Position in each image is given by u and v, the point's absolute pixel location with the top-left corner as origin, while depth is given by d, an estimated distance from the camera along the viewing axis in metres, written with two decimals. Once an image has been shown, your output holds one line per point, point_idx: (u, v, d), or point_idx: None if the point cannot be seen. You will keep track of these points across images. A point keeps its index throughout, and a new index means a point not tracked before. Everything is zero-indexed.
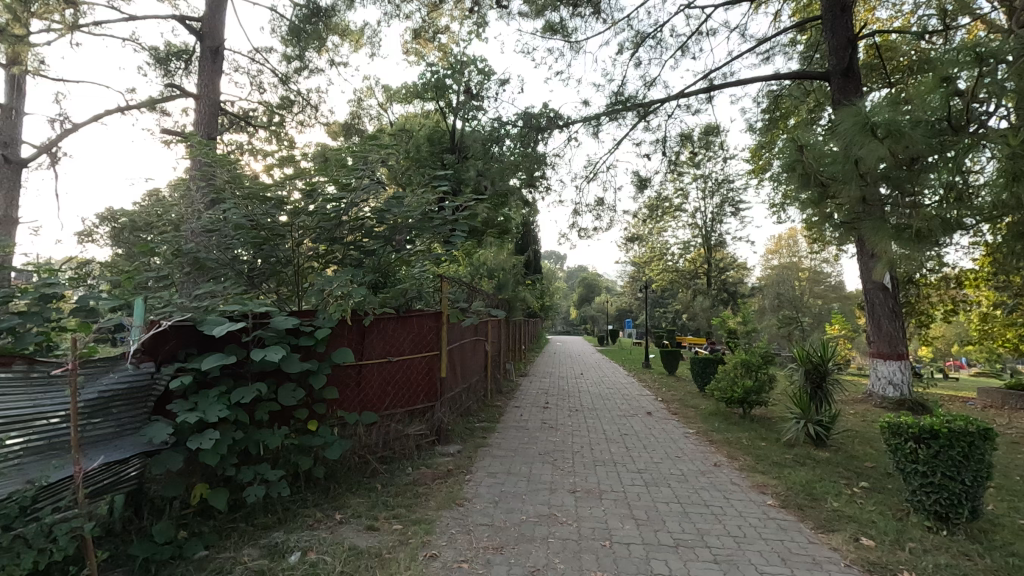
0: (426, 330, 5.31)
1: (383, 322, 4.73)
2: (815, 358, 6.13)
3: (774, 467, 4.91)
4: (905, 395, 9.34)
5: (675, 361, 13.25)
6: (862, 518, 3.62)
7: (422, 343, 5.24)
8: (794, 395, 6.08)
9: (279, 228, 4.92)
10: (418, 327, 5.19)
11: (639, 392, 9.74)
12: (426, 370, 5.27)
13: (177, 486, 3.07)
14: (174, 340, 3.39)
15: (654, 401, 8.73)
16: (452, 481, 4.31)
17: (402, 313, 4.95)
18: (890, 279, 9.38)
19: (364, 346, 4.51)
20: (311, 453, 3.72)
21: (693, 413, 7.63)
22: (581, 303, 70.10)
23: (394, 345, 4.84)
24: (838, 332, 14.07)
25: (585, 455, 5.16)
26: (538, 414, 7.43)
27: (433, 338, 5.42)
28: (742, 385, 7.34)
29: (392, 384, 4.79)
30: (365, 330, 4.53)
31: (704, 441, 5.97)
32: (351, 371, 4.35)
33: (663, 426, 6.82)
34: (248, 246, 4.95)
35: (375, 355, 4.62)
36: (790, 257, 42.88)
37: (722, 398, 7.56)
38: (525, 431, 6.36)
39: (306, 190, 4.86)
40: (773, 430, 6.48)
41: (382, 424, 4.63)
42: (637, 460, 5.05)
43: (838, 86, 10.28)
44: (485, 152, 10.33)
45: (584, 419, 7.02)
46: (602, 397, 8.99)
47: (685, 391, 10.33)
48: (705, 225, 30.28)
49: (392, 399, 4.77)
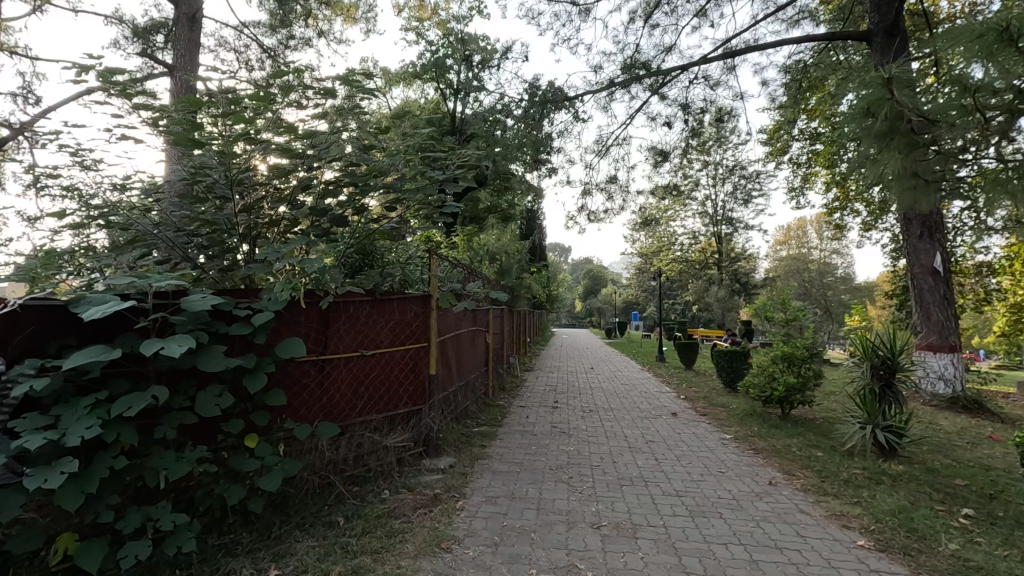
0: (411, 318, 4.32)
1: (354, 306, 3.74)
2: (882, 351, 5.09)
3: (848, 488, 3.90)
4: (958, 391, 8.32)
5: (693, 354, 12.22)
6: (1000, 572, 2.62)
7: (406, 332, 4.26)
8: (855, 395, 5.06)
9: (227, 192, 3.93)
10: (402, 313, 4.21)
11: (658, 389, 8.73)
12: (412, 366, 4.30)
13: (23, 541, 2.09)
14: (42, 328, 2.37)
15: (677, 400, 7.72)
16: (440, 511, 3.33)
17: (380, 295, 3.97)
18: (942, 262, 8.35)
19: (328, 337, 3.54)
20: (244, 482, 2.75)
21: (725, 414, 6.62)
22: (587, 296, 69.01)
23: (369, 337, 3.86)
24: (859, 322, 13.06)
25: (609, 472, 4.16)
26: (546, 415, 6.43)
27: (421, 327, 4.44)
28: (783, 383, 6.32)
29: (364, 384, 3.80)
30: (329, 317, 3.55)
31: (747, 451, 4.97)
32: (307, 369, 3.37)
33: (694, 430, 5.82)
34: (188, 215, 3.96)
35: (344, 348, 3.64)
36: (801, 248, 41.71)
37: (758, 396, 6.56)
38: (532, 437, 5.37)
39: (259, 144, 3.87)
40: (825, 436, 5.47)
41: (351, 436, 3.64)
42: (674, 479, 4.03)
43: (879, 50, 9.19)
44: (487, 125, 9.30)
45: (601, 422, 6.01)
46: (618, 396, 7.96)
47: (709, 387, 9.32)
48: (716, 214, 29.18)
49: (366, 404, 3.81)
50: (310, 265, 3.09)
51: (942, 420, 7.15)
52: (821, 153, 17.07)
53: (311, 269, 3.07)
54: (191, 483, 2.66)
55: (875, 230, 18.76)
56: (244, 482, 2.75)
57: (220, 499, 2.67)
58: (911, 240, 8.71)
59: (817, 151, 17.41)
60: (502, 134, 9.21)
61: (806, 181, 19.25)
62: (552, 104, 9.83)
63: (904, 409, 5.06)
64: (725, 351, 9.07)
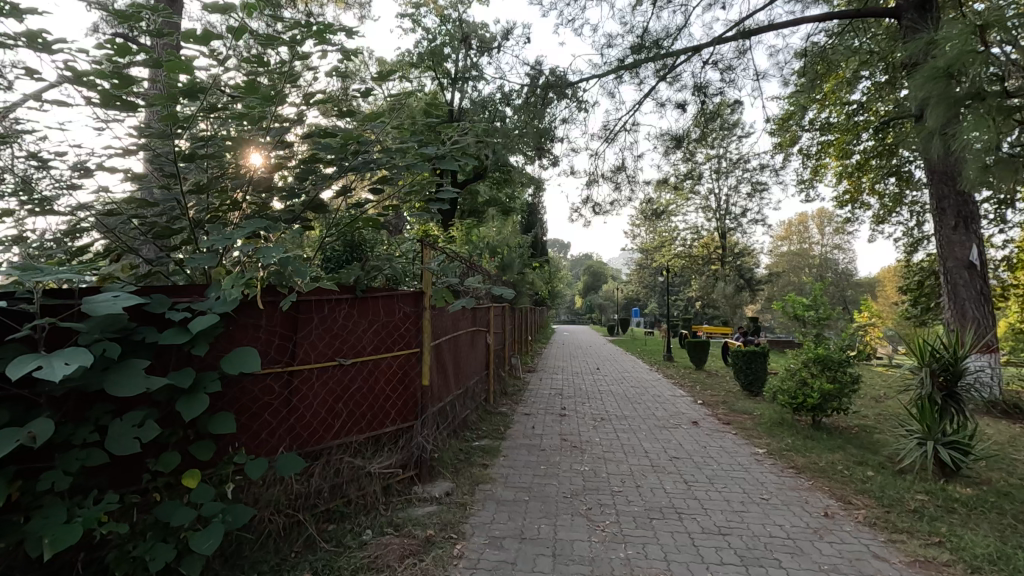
0: (401, 319, 3.68)
1: (329, 306, 3.11)
2: (942, 355, 4.44)
3: (921, 522, 3.27)
4: (997, 394, 7.69)
5: (704, 354, 11.60)
6: None
7: (395, 335, 3.61)
8: (912, 405, 4.42)
9: (178, 169, 3.26)
10: (389, 313, 3.57)
11: (672, 393, 8.10)
12: (402, 374, 3.66)
13: None
14: None
15: (694, 405, 7.10)
16: (432, 560, 2.70)
17: (362, 293, 3.33)
18: (979, 256, 7.71)
19: (296, 343, 2.91)
20: (177, 536, 2.13)
21: (752, 423, 6.00)
22: (586, 292, 68.43)
23: (348, 343, 3.23)
24: (875, 319, 12.46)
25: (635, 502, 3.52)
26: (554, 425, 5.80)
27: (412, 330, 3.80)
28: (818, 389, 5.68)
29: (342, 400, 3.17)
30: (297, 320, 2.91)
31: (787, 470, 4.34)
32: (268, 383, 2.74)
33: (721, 443, 5.19)
34: (131, 196, 3.29)
35: (316, 357, 3.01)
36: (802, 244, 41.11)
37: (789, 403, 5.91)
38: (539, 452, 4.75)
39: (215, 110, 3.20)
40: (871, 452, 4.84)
41: (324, 464, 3.02)
42: (712, 510, 3.41)
43: (907, 27, 8.55)
44: (487, 109, 8.63)
45: (616, 434, 5.38)
46: (630, 401, 7.32)
47: (725, 390, 8.70)
48: (719, 209, 28.61)
49: (343, 422, 3.19)
50: (267, 254, 2.44)
51: (985, 427, 6.53)
52: (833, 143, 16.45)
53: (268, 259, 2.42)
54: (101, 540, 2.03)
55: (887, 223, 18.13)
56: (176, 536, 2.13)
57: (142, 562, 2.04)
58: (944, 232, 8.06)
59: (828, 142, 16.75)
60: (504, 119, 8.54)
61: (815, 173, 18.61)
62: (555, 87, 9.16)
63: (968, 422, 4.41)
64: (743, 352, 8.44)
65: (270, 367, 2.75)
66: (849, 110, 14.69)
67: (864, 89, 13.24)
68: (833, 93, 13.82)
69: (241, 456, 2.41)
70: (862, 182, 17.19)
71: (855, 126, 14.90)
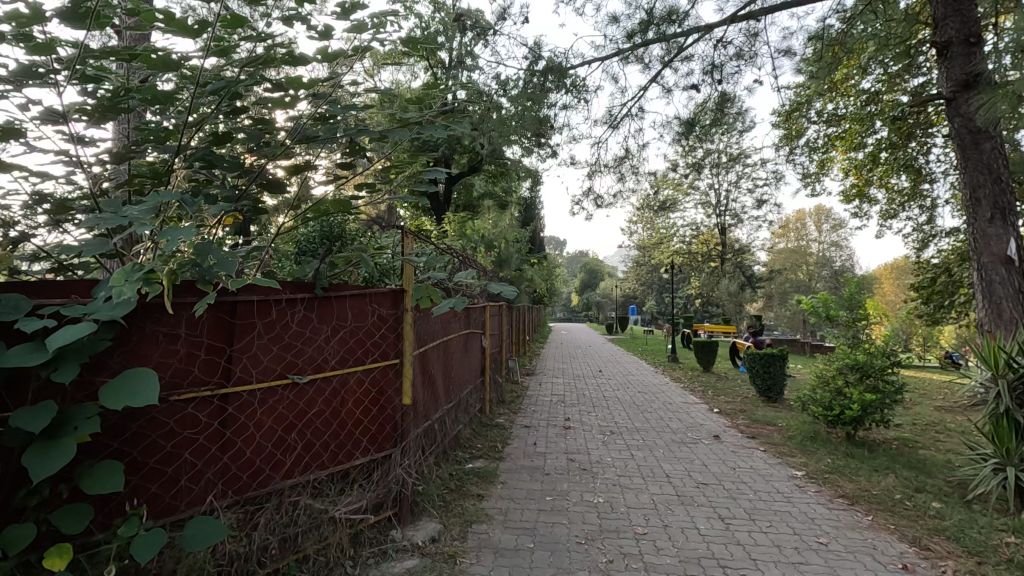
0: (376, 323, 2.98)
1: (276, 310, 2.42)
2: (1018, 365, 3.77)
3: None
4: None
5: (712, 355, 10.93)
6: None
7: (367, 344, 2.92)
8: (985, 423, 3.75)
9: (87, 134, 2.55)
10: (359, 317, 2.87)
11: (684, 400, 7.43)
12: (377, 390, 2.97)
13: None
14: None
15: (711, 415, 6.43)
16: None
17: (323, 291, 2.65)
18: (1019, 251, 7.09)
19: (229, 359, 2.22)
20: None
21: (781, 437, 5.33)
22: (582, 290, 67.77)
23: (305, 355, 2.55)
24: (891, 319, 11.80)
25: (666, 551, 2.84)
26: (558, 440, 5.13)
27: (390, 337, 3.09)
28: (857, 400, 5.00)
29: (295, 428, 2.50)
30: (231, 327, 2.23)
31: (837, 501, 3.67)
32: (189, 413, 2.07)
33: (750, 463, 4.52)
34: (29, 167, 2.57)
35: (259, 375, 2.34)
36: (799, 242, 40.35)
37: (823, 415, 5.25)
38: (544, 476, 4.07)
39: (134, 56, 2.48)
40: (926, 476, 4.18)
41: (271, 512, 2.36)
42: (763, 563, 2.73)
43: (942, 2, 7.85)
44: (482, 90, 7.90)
45: (630, 452, 4.71)
46: (640, 410, 6.64)
47: (740, 396, 8.04)
48: (719, 205, 27.94)
49: (297, 457, 2.51)
50: (172, 238, 1.73)
51: None
52: (843, 136, 15.80)
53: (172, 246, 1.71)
54: None
55: (896, 219, 17.50)
56: None
57: None
58: (980, 224, 7.42)
59: (836, 134, 16.10)
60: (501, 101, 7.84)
61: (821, 167, 17.98)
62: (557, 68, 8.46)
63: None
64: (759, 354, 7.78)
65: (190, 391, 2.06)
66: (860, 100, 14.05)
67: (876, 76, 12.61)
68: (844, 81, 13.18)
69: (132, 526, 1.72)
70: (871, 175, 16.56)
71: (865, 117, 14.28)
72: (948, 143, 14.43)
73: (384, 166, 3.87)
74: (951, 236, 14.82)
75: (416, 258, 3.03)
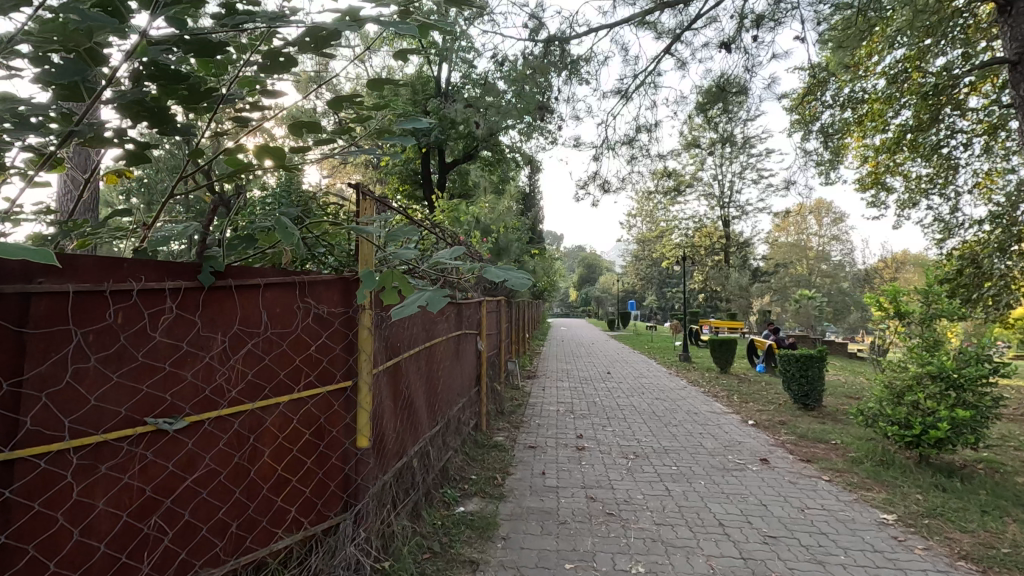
0: (313, 329, 1.95)
1: (120, 309, 1.38)
2: None
3: None
4: None
5: (729, 354, 9.95)
6: None
7: (297, 362, 1.89)
8: None
9: None
10: (282, 320, 1.83)
11: (711, 409, 6.43)
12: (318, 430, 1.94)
13: None
14: None
15: (749, 430, 5.43)
16: None
17: (214, 281, 1.61)
18: None
19: (11, 401, 1.18)
20: None
21: (845, 462, 4.34)
22: (580, 284, 66.78)
23: (174, 383, 1.51)
24: None
25: None
26: (571, 468, 4.12)
27: (337, 348, 2.07)
28: (946, 418, 4.01)
29: (161, 505, 1.47)
30: (16, 340, 1.18)
31: (963, 566, 2.69)
32: None
33: (822, 503, 3.52)
34: None
35: (83, 426, 1.31)
36: (800, 236, 39.11)
37: (899, 434, 4.26)
38: (558, 527, 3.06)
39: None
40: None
41: None
42: None
43: None
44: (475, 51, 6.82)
45: (666, 487, 3.70)
46: (662, 423, 5.65)
47: (771, 403, 7.04)
48: (722, 197, 26.94)
49: (166, 555, 1.48)
50: None
51: None
52: (862, 119, 14.74)
53: None
54: None
55: (914, 208, 16.52)
56: None
57: None
58: None
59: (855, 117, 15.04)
60: (498, 65, 6.75)
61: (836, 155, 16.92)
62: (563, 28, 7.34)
63: None
64: (794, 356, 6.80)
65: None
66: (883, 79, 12.99)
67: (901, 55, 11.67)
68: (865, 61, 12.24)
69: None
70: (889, 163, 15.58)
71: (888, 97, 13.23)
72: (977, 126, 13.37)
73: (350, 118, 2.88)
74: (978, 225, 13.83)
75: (369, 227, 1.93)
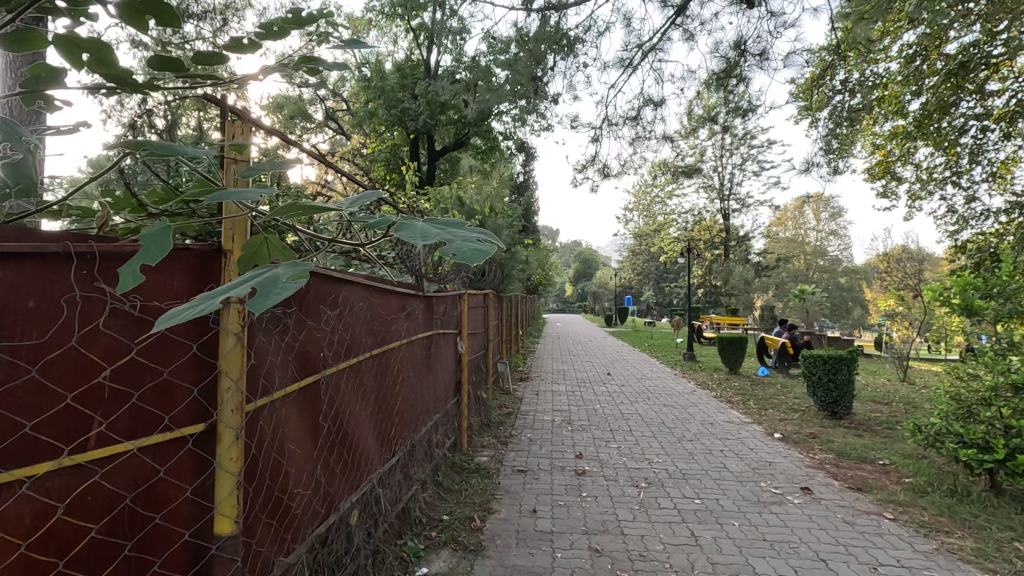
0: (112, 335, 1.04)
1: None
2: None
3: None
4: None
5: (738, 352, 9.12)
6: None
7: (72, 401, 0.97)
8: None
9: None
10: (31, 323, 0.92)
11: (729, 420, 5.61)
12: (124, 517, 1.06)
13: None
14: None
15: (778, 448, 4.59)
16: None
17: None
18: None
19: None
20: None
21: (904, 492, 3.52)
22: (576, 280, 65.90)
23: None
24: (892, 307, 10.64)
25: None
26: (569, 504, 3.27)
27: (174, 368, 1.16)
28: None
29: None
30: None
31: None
32: None
33: (894, 557, 2.70)
34: None
35: None
36: (797, 231, 38.35)
37: (974, 459, 3.43)
38: None
39: None
40: None
41: None
42: None
43: None
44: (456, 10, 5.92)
45: (698, 536, 2.85)
46: (673, 437, 4.82)
47: (792, 411, 6.22)
48: (720, 190, 26.05)
49: None
50: None
51: None
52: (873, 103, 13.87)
53: None
54: None
55: (925, 198, 15.69)
56: None
57: None
58: None
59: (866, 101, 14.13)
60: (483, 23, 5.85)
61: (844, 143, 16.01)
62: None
63: None
64: (820, 358, 5.98)
65: None
66: (899, 60, 12.06)
67: (916, 38, 10.85)
68: (881, 40, 11.33)
69: None
70: (901, 150, 14.70)
71: (905, 80, 12.34)
72: (998, 109, 12.49)
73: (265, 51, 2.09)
74: (997, 214, 12.99)
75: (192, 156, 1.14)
